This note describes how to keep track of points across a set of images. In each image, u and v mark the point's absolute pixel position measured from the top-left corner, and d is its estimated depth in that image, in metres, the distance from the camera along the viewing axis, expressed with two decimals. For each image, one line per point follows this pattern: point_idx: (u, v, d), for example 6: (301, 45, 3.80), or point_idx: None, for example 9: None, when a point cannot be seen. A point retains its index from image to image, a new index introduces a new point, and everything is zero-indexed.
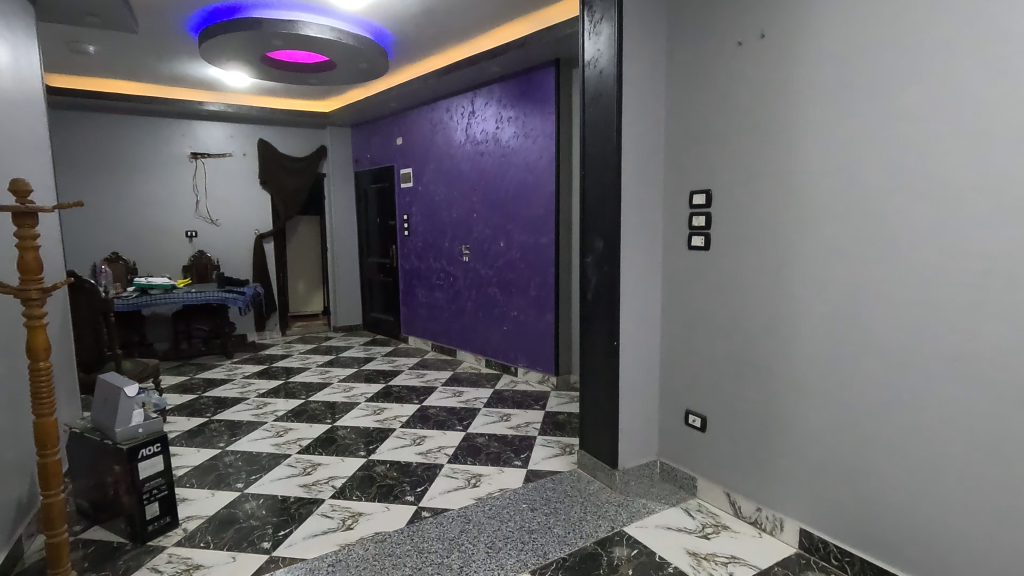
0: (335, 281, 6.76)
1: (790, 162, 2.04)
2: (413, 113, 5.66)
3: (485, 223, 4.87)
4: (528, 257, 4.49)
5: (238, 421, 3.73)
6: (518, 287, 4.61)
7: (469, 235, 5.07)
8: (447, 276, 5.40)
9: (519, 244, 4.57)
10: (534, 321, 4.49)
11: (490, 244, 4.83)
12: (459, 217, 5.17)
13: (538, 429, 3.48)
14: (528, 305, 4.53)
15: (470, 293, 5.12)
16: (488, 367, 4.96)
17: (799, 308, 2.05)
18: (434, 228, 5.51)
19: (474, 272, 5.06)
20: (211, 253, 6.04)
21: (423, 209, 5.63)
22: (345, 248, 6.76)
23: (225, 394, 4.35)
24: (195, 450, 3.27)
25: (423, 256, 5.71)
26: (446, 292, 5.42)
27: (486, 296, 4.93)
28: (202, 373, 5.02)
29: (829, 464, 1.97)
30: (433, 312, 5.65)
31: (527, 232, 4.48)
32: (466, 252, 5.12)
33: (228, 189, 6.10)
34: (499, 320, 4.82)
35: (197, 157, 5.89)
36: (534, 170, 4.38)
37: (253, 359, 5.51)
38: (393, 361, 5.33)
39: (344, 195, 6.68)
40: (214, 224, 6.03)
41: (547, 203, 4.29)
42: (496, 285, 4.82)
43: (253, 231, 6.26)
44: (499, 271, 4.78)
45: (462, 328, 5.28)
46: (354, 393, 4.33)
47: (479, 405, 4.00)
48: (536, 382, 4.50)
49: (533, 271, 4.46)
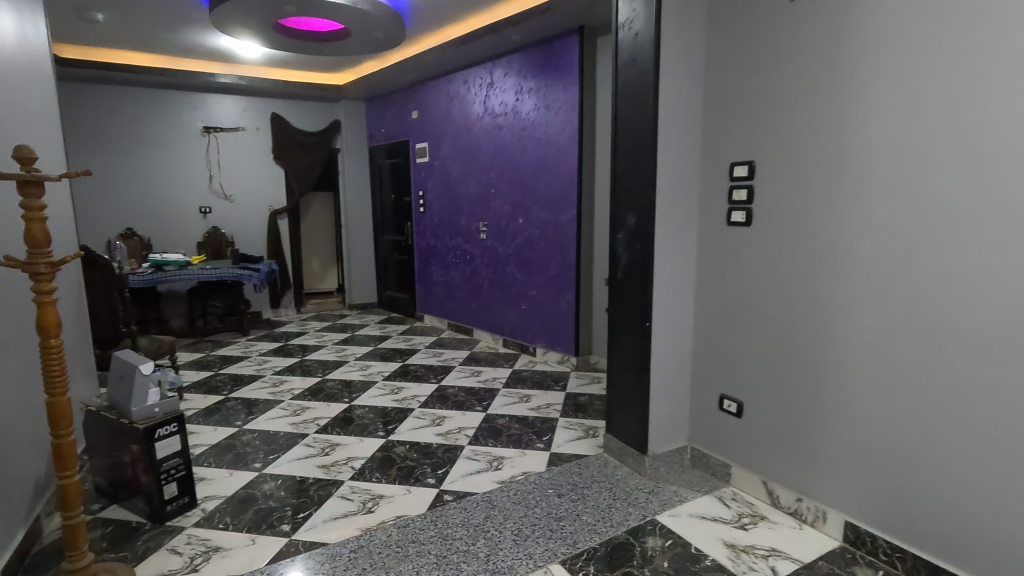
0: (350, 259, 6.68)
1: (844, 129, 1.88)
2: (429, 86, 5.48)
3: (504, 199, 4.73)
4: (549, 234, 4.35)
5: (254, 399, 3.69)
6: (537, 266, 4.49)
7: (486, 212, 4.94)
8: (463, 254, 5.29)
9: (539, 221, 4.43)
10: (554, 301, 4.38)
11: (509, 221, 4.70)
12: (476, 193, 5.04)
13: (560, 410, 3.39)
14: (548, 284, 4.42)
15: (488, 272, 5.01)
16: (506, 347, 4.87)
17: (848, 289, 1.91)
18: (451, 204, 5.38)
19: (491, 250, 4.94)
20: (225, 229, 5.97)
21: (440, 185, 5.50)
22: (359, 225, 6.67)
23: (241, 371, 4.31)
24: (212, 428, 3.22)
25: (439, 233, 5.59)
26: (463, 271, 5.32)
27: (504, 275, 4.82)
28: (218, 350, 4.99)
29: (878, 455, 1.85)
30: (449, 291, 5.56)
31: (548, 209, 4.34)
32: (483, 229, 5.00)
33: (241, 164, 6.00)
34: (517, 299, 4.72)
35: (210, 131, 5.79)
36: (555, 144, 4.22)
37: (269, 336, 5.47)
38: (410, 339, 5.25)
39: (359, 171, 6.57)
40: (227, 200, 5.95)
41: (569, 178, 4.14)
42: (515, 263, 4.70)
43: (267, 207, 6.18)
44: (518, 249, 4.65)
45: (479, 307, 5.19)
46: (371, 371, 4.27)
47: (499, 385, 3.92)
48: (556, 362, 4.41)
49: (553, 248, 4.33)
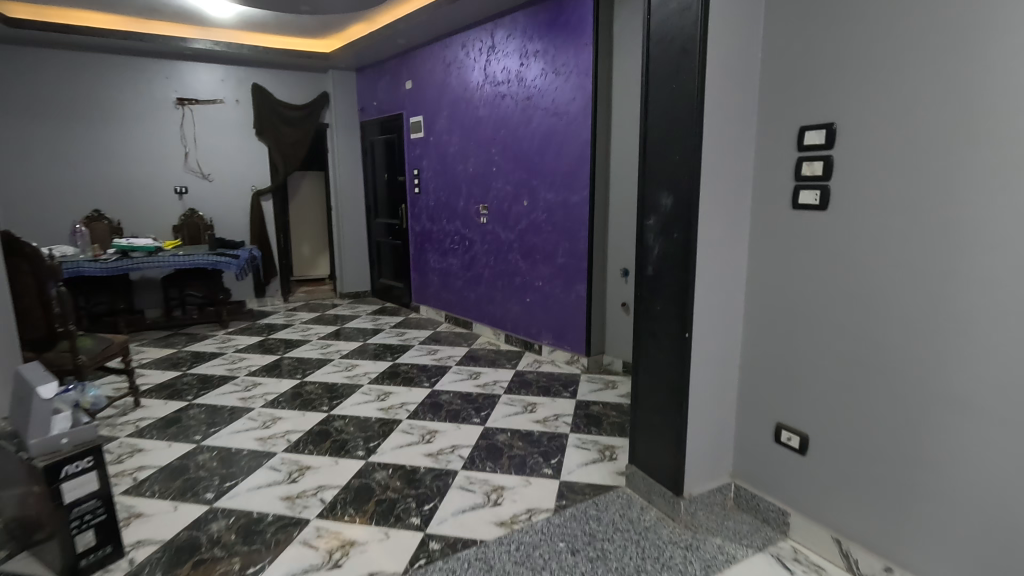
0: (341, 244, 6.20)
1: (972, 76, 1.35)
2: (423, 52, 4.93)
3: (506, 179, 4.22)
4: (557, 218, 3.84)
5: (220, 408, 3.27)
6: (544, 254, 3.99)
7: (487, 193, 4.43)
8: (461, 241, 4.80)
9: (546, 203, 3.91)
10: (562, 293, 3.89)
11: (512, 203, 4.19)
12: (476, 172, 4.52)
13: (570, 424, 2.94)
14: (555, 275, 3.92)
15: (490, 260, 4.51)
16: (508, 343, 4.40)
17: (968, 298, 1.40)
18: (448, 185, 4.87)
19: (492, 236, 4.44)
20: (204, 212, 5.49)
21: (436, 163, 4.98)
22: (351, 208, 6.17)
23: (212, 371, 3.86)
24: (164, 445, 2.84)
25: (435, 217, 5.10)
26: (462, 258, 4.83)
27: (507, 263, 4.33)
28: (191, 344, 4.54)
29: (1007, 524, 1.37)
30: (447, 280, 5.07)
31: (556, 190, 3.82)
32: (483, 212, 4.50)
33: (220, 139, 5.49)
34: (521, 291, 4.23)
35: (184, 103, 5.28)
36: (564, 114, 3.69)
37: (250, 329, 5.02)
38: (403, 334, 4.79)
39: (350, 149, 6.04)
40: (205, 180, 5.46)
41: (581, 154, 3.61)
42: (518, 250, 4.20)
43: (249, 188, 5.69)
44: (522, 235, 4.15)
45: (479, 298, 4.71)
46: (356, 373, 3.81)
47: (500, 390, 3.46)
48: (564, 362, 3.93)
49: (561, 234, 3.83)
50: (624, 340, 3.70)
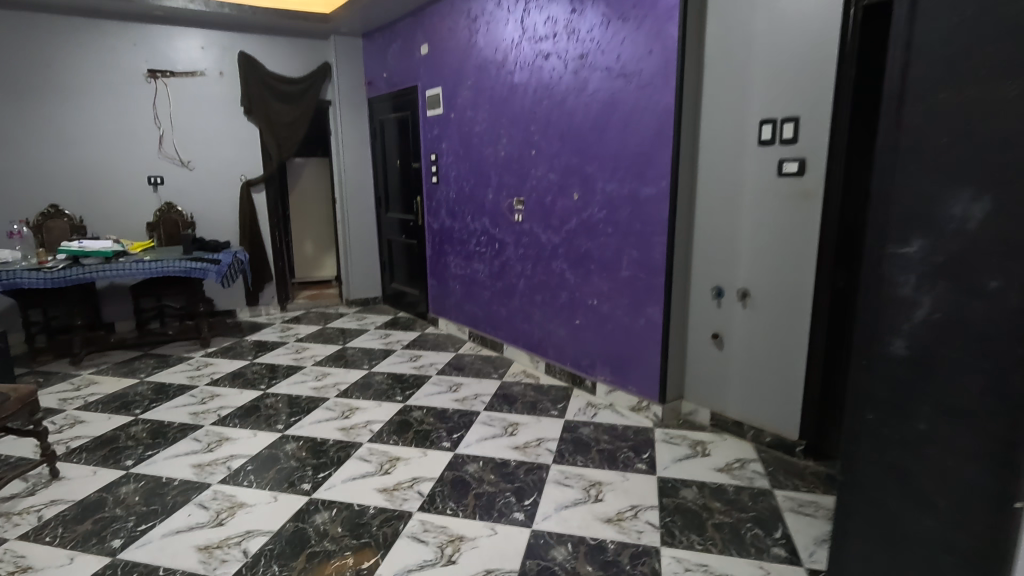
0: (347, 244, 5.30)
1: None
2: (444, 7, 3.96)
3: (550, 164, 3.25)
4: (621, 217, 2.87)
5: (165, 482, 2.37)
6: (601, 264, 3.02)
7: (523, 182, 3.47)
8: (490, 243, 3.86)
9: (605, 197, 2.93)
10: (626, 317, 2.93)
11: (558, 196, 3.23)
12: (510, 156, 3.56)
13: (657, 528, 2.02)
14: (616, 292, 2.96)
15: (526, 269, 3.57)
16: (550, 375, 3.47)
17: None
18: (473, 173, 3.92)
19: (530, 238, 3.49)
20: (184, 206, 4.64)
21: (458, 147, 4.04)
22: (358, 200, 5.26)
23: (172, 416, 2.99)
24: (66, 559, 1.90)
25: (456, 213, 4.17)
26: (490, 264, 3.90)
27: (549, 273, 3.38)
28: (159, 371, 3.69)
29: None
30: (471, 290, 4.15)
31: (620, 179, 2.84)
32: (518, 208, 3.54)
33: (201, 119, 4.61)
34: (569, 311, 3.28)
35: (157, 75, 4.40)
36: (635, 75, 2.69)
37: (234, 349, 4.15)
38: (416, 358, 3.88)
39: (356, 130, 5.13)
40: (184, 168, 4.60)
41: (658, 130, 2.63)
42: (565, 257, 3.25)
43: (238, 177, 4.81)
44: (571, 239, 3.18)
45: (511, 315, 3.78)
46: (354, 423, 2.91)
47: (546, 458, 2.52)
48: (627, 408, 2.98)
49: (627, 239, 2.85)
50: (712, 383, 2.74)
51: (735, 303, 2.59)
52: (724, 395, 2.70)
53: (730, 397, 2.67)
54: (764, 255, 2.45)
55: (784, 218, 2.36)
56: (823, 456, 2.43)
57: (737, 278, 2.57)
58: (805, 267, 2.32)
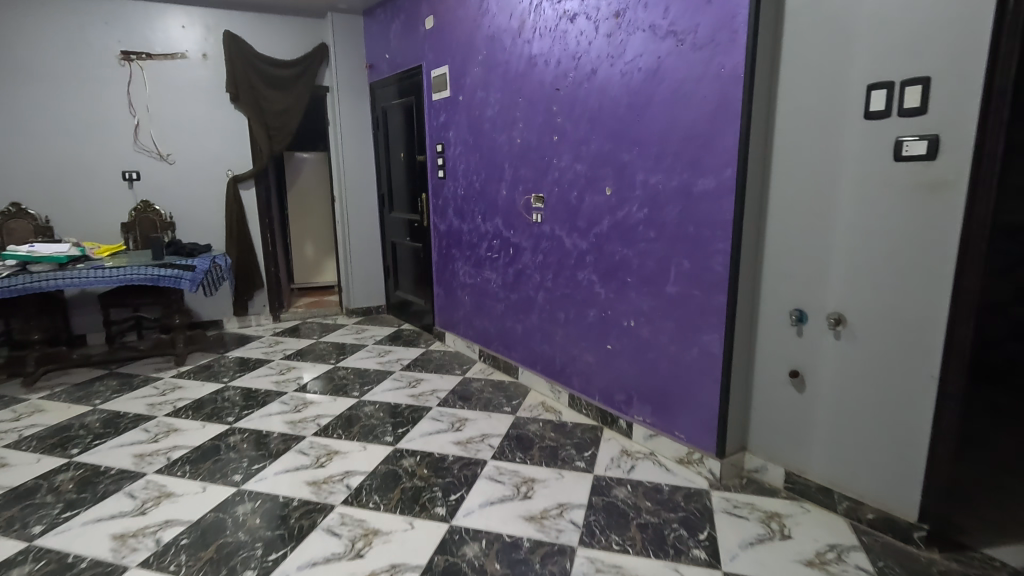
0: (347, 247, 4.76)
1: None
2: None
3: (575, 152, 2.64)
4: (668, 217, 2.24)
5: (71, 562, 1.82)
6: (641, 276, 2.39)
7: (543, 175, 2.87)
8: (503, 249, 3.26)
9: (647, 191, 2.31)
10: (672, 345, 2.31)
11: (586, 191, 2.61)
12: (527, 143, 2.96)
13: None
14: (660, 312, 2.33)
15: (546, 280, 2.96)
16: (574, 409, 2.85)
17: None
18: (484, 165, 3.33)
19: (551, 243, 2.88)
20: (163, 205, 4.15)
21: (466, 135, 3.46)
22: (360, 198, 4.72)
23: (112, 459, 2.46)
24: None
25: (465, 213, 3.59)
26: (503, 273, 3.30)
27: (574, 285, 2.77)
28: (118, 395, 3.18)
29: None
30: (482, 302, 3.56)
31: (667, 168, 2.21)
32: (537, 206, 2.94)
33: (183, 107, 4.12)
34: (598, 333, 2.67)
35: (131, 58, 3.92)
36: (690, 32, 2.06)
37: (211, 368, 3.62)
38: (416, 384, 3.30)
39: (356, 120, 4.59)
40: (163, 162, 4.11)
41: (720, 103, 2.00)
42: (594, 267, 2.63)
43: (225, 172, 4.31)
44: (601, 243, 2.57)
45: (528, 333, 3.18)
46: (329, 475, 2.34)
47: (569, 537, 1.91)
48: (672, 459, 2.35)
49: (675, 245, 2.23)
50: (788, 434, 2.10)
51: (823, 333, 1.94)
52: (805, 450, 2.06)
53: (815, 454, 2.02)
54: (869, 269, 1.80)
55: (901, 218, 1.71)
56: (951, 544, 1.77)
57: (827, 299, 1.92)
58: (935, 285, 1.67)
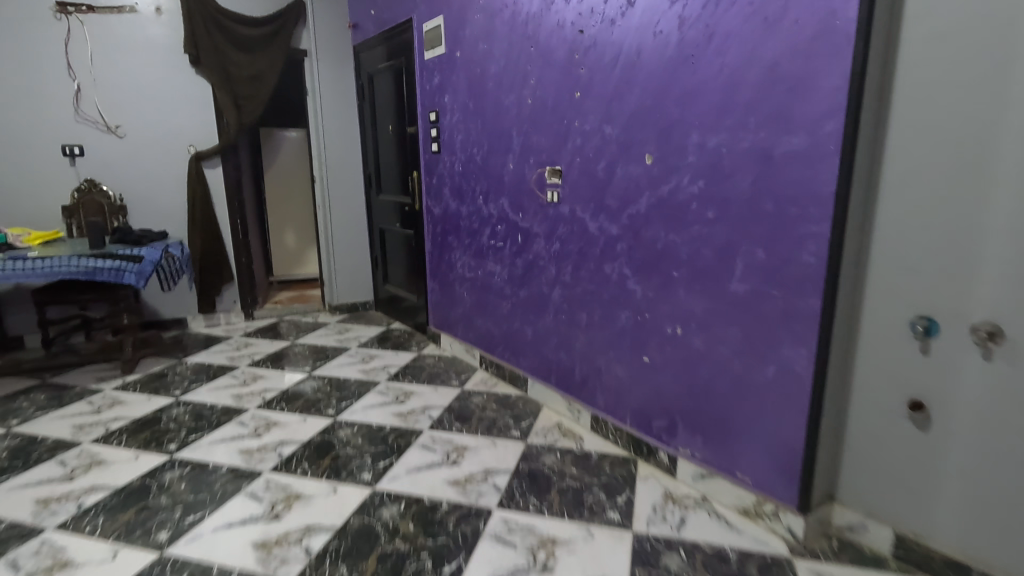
0: (329, 235, 4.19)
1: None
2: None
3: (604, 111, 2.07)
4: (734, 191, 1.67)
5: None
6: (693, 270, 1.83)
7: (560, 144, 2.30)
8: (510, 236, 2.70)
9: (704, 158, 1.74)
10: (737, 361, 1.75)
11: (617, 161, 2.04)
12: (540, 104, 2.39)
13: None
14: (720, 318, 1.78)
15: (563, 274, 2.40)
16: (599, 434, 2.31)
17: None
18: (487, 135, 2.76)
19: (570, 228, 2.31)
20: (113, 185, 3.58)
21: (465, 99, 2.88)
22: (343, 180, 4.14)
23: (7, 505, 1.91)
24: None
25: (463, 193, 3.02)
26: (509, 265, 2.74)
27: (600, 281, 2.21)
28: (44, 411, 2.64)
29: None
30: (483, 300, 3.01)
31: (734, 125, 1.65)
32: (552, 183, 2.37)
33: (134, 71, 3.53)
34: (632, 342, 2.11)
35: (70, 11, 3.33)
36: None
37: (163, 377, 3.07)
38: (405, 400, 2.75)
39: (339, 89, 4.00)
40: (112, 134, 3.53)
41: (821, 28, 1.42)
42: (627, 258, 2.07)
43: (186, 148, 3.72)
44: (638, 228, 2.00)
45: (539, 338, 2.63)
46: (284, 533, 1.79)
47: None
48: (734, 509, 1.81)
49: (744, 229, 1.66)
50: (901, 485, 1.55)
51: (964, 349, 1.39)
52: (926, 509, 1.51)
53: (943, 515, 1.48)
54: None
55: None
56: None
57: (970, 302, 1.37)
58: None
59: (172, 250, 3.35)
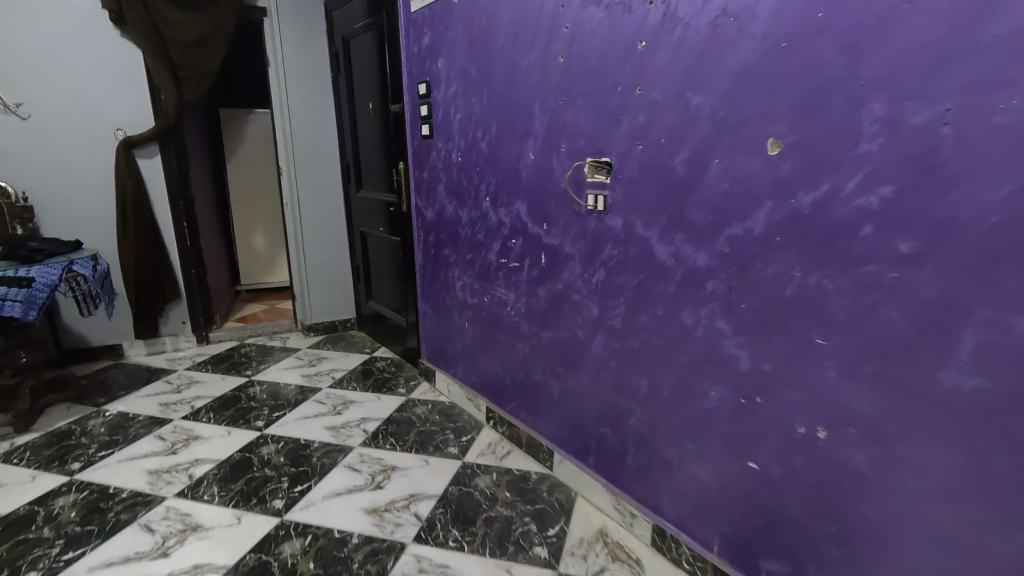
0: (299, 241, 3.41)
1: None
2: None
3: (690, 69, 1.28)
4: (971, 207, 0.90)
5: None
6: (862, 340, 1.06)
7: (612, 125, 1.51)
8: (529, 256, 1.93)
9: (903, 145, 0.96)
10: (948, 507, 0.99)
11: (715, 149, 1.26)
12: (576, 64, 1.60)
13: None
14: (915, 430, 1.01)
15: (611, 318, 1.63)
16: (666, 559, 1.57)
17: None
18: (496, 113, 1.97)
19: (625, 252, 1.54)
20: (16, 180, 2.79)
21: (465, 64, 2.09)
22: (316, 172, 3.36)
23: None
24: None
25: (464, 193, 2.24)
26: (527, 296, 1.98)
27: (675, 336, 1.44)
28: None
29: None
30: (491, 336, 2.25)
31: (977, 82, 0.86)
32: (596, 182, 1.59)
33: (37, 31, 2.72)
34: (727, 435, 1.36)
35: None
36: None
37: (66, 438, 2.31)
38: (383, 483, 1.99)
39: (309, 58, 3.20)
40: (11, 115, 2.74)
41: None
42: (726, 307, 1.30)
43: (111, 131, 2.94)
44: (750, 259, 1.23)
45: (571, 400, 1.87)
46: None
47: None
48: None
49: (988, 280, 0.89)
50: None
51: None
52: None
53: None
54: None
55: None
56: None
57: None
58: None
59: (77, 267, 2.47)
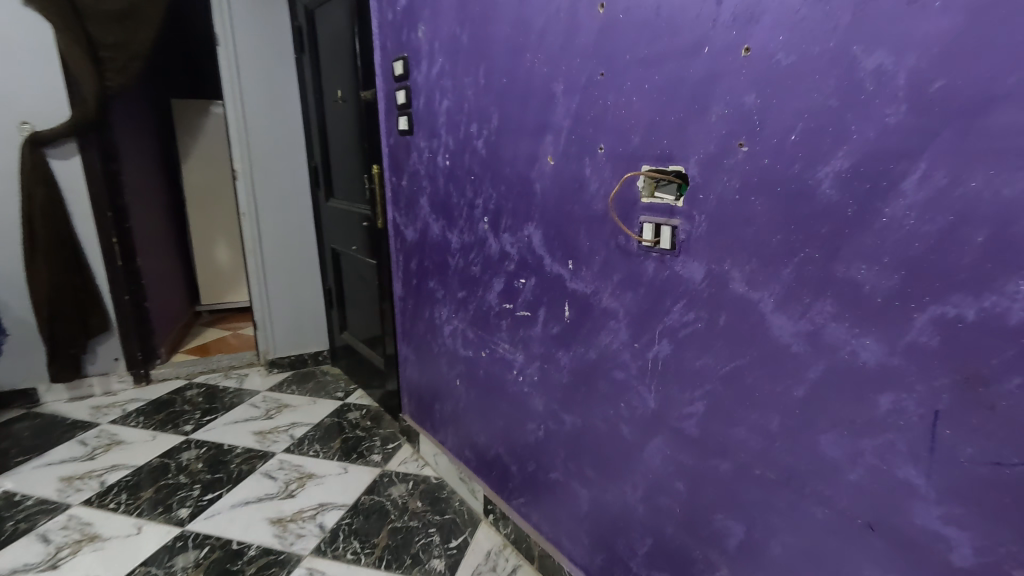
0: (259, 260, 2.81)
1: None
2: None
3: (860, 4, 0.68)
4: None
5: None
6: None
7: (690, 111, 0.91)
8: (545, 304, 1.33)
9: None
10: None
11: (915, 155, 0.66)
12: (625, 14, 1.00)
13: None
14: None
15: (677, 418, 1.04)
16: None
17: None
18: (497, 97, 1.37)
19: (709, 320, 0.95)
20: None
21: (454, 29, 1.49)
22: (278, 178, 2.76)
23: None
24: None
25: (453, 210, 1.65)
26: (541, 360, 1.38)
27: (801, 470, 0.85)
28: None
29: None
30: (491, 405, 1.65)
31: None
32: (657, 205, 1.00)
33: None
34: None
35: None
36: None
37: None
38: None
39: (266, 37, 2.60)
40: None
41: None
42: (923, 446, 0.70)
43: (14, 125, 2.33)
44: (992, 369, 0.63)
45: (607, 518, 1.28)
46: None
47: None
48: None
49: None
50: None
51: None
52: None
53: None
54: None
55: None
56: None
57: None
58: None
59: None
